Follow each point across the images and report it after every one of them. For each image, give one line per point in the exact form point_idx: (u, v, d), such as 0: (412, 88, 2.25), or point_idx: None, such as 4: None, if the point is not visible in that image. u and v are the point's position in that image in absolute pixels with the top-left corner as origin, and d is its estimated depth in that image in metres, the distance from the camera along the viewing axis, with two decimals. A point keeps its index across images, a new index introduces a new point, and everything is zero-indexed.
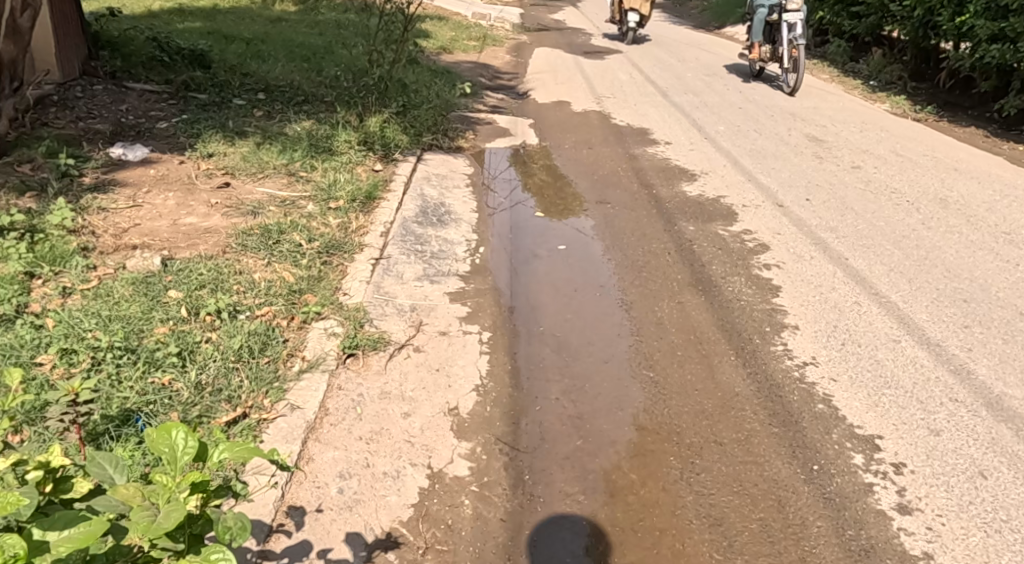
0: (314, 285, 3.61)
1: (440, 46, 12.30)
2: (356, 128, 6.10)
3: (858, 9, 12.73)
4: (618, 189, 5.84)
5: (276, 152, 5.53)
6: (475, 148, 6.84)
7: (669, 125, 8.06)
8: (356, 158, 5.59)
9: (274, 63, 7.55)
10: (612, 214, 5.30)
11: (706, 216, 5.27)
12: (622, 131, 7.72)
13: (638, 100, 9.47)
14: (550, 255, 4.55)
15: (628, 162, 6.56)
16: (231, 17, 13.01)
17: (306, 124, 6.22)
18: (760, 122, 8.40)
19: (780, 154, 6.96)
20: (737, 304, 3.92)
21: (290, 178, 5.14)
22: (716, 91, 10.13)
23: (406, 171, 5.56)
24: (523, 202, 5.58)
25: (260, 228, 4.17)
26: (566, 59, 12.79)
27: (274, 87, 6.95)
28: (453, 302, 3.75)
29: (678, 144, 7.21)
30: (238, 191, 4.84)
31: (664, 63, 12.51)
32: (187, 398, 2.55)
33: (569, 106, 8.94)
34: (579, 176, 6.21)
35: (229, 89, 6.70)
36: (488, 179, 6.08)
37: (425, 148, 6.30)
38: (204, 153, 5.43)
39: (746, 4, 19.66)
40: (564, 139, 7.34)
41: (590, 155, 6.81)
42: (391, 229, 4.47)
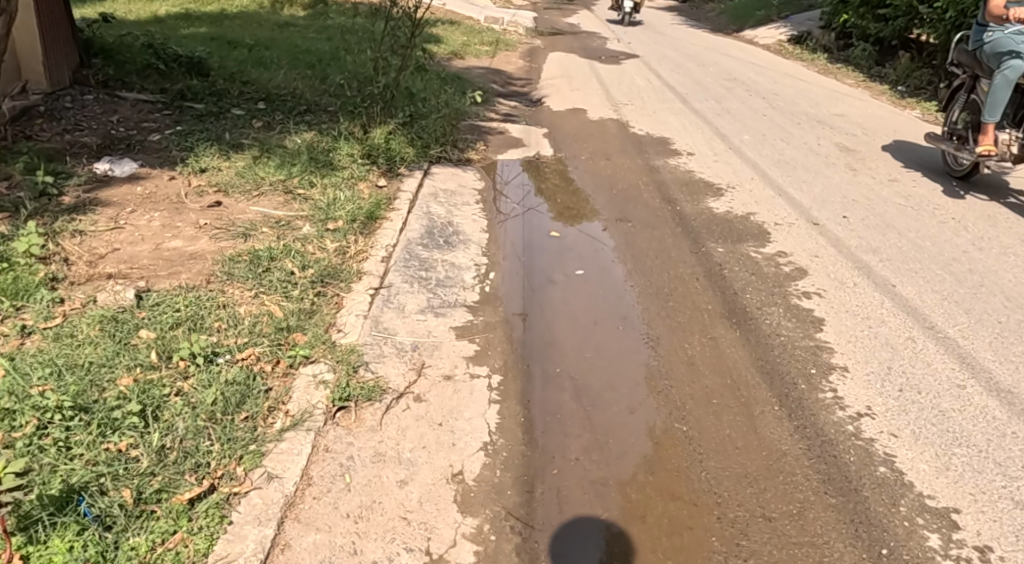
0: (304, 321, 3.25)
1: (450, 50, 11.95)
2: (360, 141, 5.75)
3: (885, 12, 12.34)
4: (639, 205, 5.44)
5: (273, 167, 5.18)
6: (486, 160, 6.46)
7: (691, 134, 7.65)
8: (359, 173, 5.24)
9: (276, 70, 7.22)
10: (634, 233, 4.89)
11: (736, 235, 4.86)
12: (641, 140, 7.34)
13: (657, 107, 9.06)
14: (567, 281, 4.15)
15: (649, 175, 6.16)
16: (238, 22, 12.72)
17: (307, 137, 5.87)
18: (787, 130, 7.98)
19: (811, 166, 6.54)
20: (776, 340, 3.51)
21: (287, 196, 4.78)
22: (738, 97, 9.73)
23: (411, 187, 5.20)
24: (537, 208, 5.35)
25: (249, 254, 3.81)
26: (581, 64, 12.42)
27: (275, 96, 6.61)
28: (459, 339, 3.37)
29: (702, 155, 6.81)
30: (230, 210, 4.49)
31: (682, 68, 12.12)
32: (144, 469, 2.18)
33: (584, 114, 8.56)
34: (597, 190, 5.82)
35: (227, 99, 6.36)
36: (499, 189, 5.74)
37: (433, 161, 5.94)
38: (196, 168, 5.09)
39: (765, 6, 19.23)
40: (580, 150, 6.95)
41: (608, 167, 6.42)
42: (393, 254, 4.10)
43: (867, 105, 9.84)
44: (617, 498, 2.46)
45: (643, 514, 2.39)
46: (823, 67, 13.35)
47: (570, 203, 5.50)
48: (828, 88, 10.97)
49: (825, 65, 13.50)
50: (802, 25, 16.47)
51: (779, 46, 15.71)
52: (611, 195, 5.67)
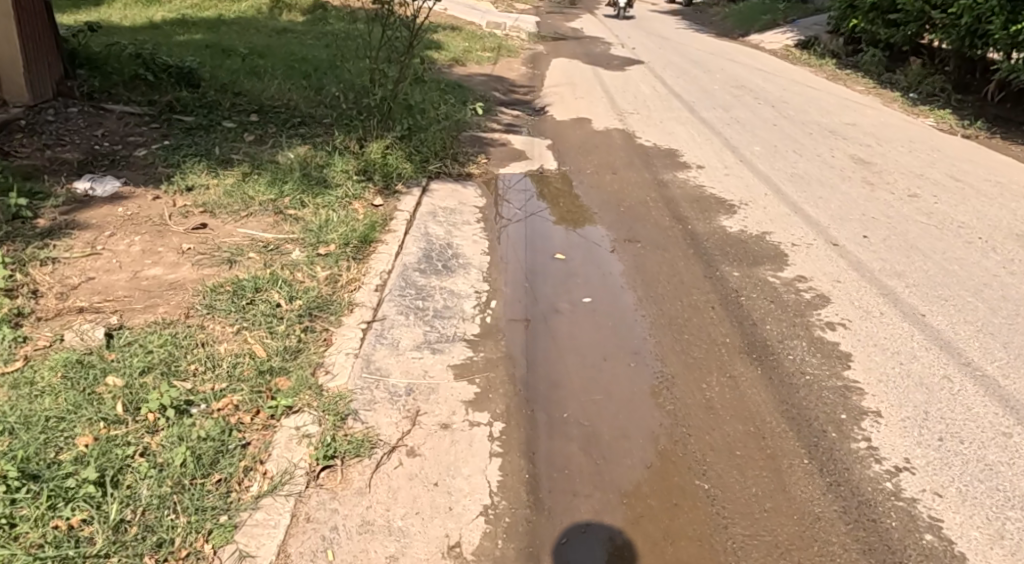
0: (289, 362, 2.98)
1: (451, 57, 11.71)
2: (356, 157, 5.50)
3: (895, 17, 12.16)
4: (649, 223, 5.18)
5: (263, 185, 4.93)
6: (487, 174, 6.21)
7: (700, 145, 7.39)
8: (353, 191, 4.99)
9: (270, 80, 6.98)
10: (643, 255, 4.63)
11: (752, 257, 4.60)
12: (648, 152, 7.08)
13: (664, 116, 8.81)
14: (573, 309, 3.89)
15: (658, 191, 5.90)
16: (236, 29, 12.50)
17: (300, 151, 5.62)
18: (799, 141, 7.73)
19: (826, 180, 6.28)
20: (801, 379, 3.24)
21: (277, 216, 4.53)
22: (747, 106, 9.48)
23: (409, 206, 4.95)
24: (539, 212, 5.43)
25: (233, 283, 3.55)
26: (584, 71, 12.18)
27: (268, 108, 6.36)
28: (458, 379, 3.11)
29: (712, 169, 6.55)
30: (217, 233, 4.24)
31: (688, 74, 11.87)
32: (96, 552, 1.98)
33: (589, 124, 8.31)
34: (603, 206, 5.56)
35: (218, 111, 6.11)
36: (499, 196, 5.72)
37: (432, 177, 5.70)
38: (182, 186, 4.84)
39: (771, 11, 18.97)
40: (585, 163, 6.70)
41: (615, 181, 6.16)
42: (387, 282, 3.84)
43: (879, 113, 9.57)
44: (625, 534, 2.36)
45: (645, 519, 2.42)
46: (831, 73, 13.08)
47: (575, 220, 5.25)
48: (838, 95, 10.71)
49: (833, 71, 13.24)
50: (809, 30, 16.21)
51: (786, 51, 15.45)
52: (619, 212, 5.41)
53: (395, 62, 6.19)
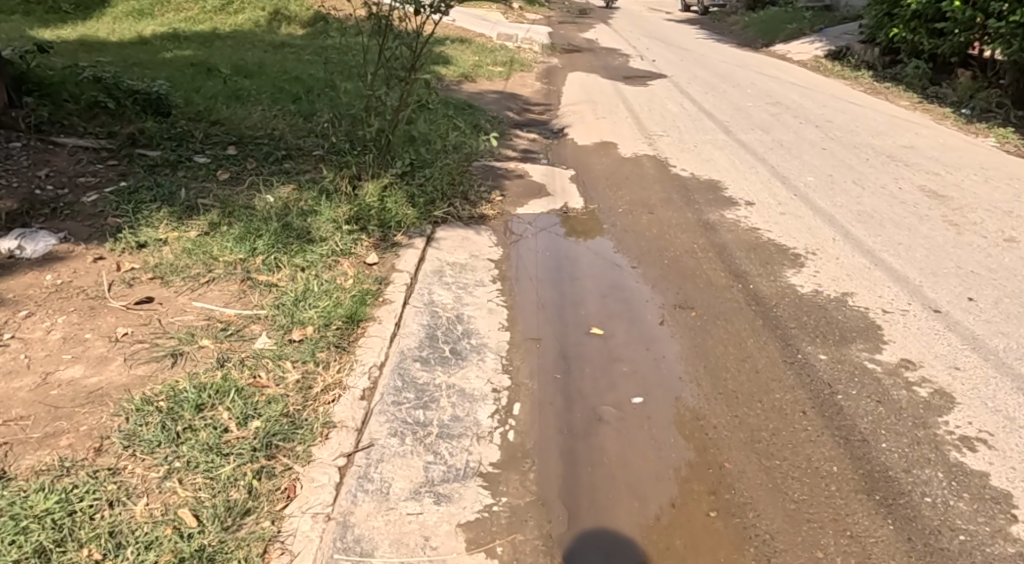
0: (227, 539, 2.10)
1: (460, 73, 10.86)
2: (348, 202, 4.63)
3: (942, 26, 11.22)
4: (702, 280, 4.28)
5: (233, 239, 4.04)
6: (503, 215, 5.32)
7: (745, 175, 6.48)
8: (342, 246, 4.11)
9: (254, 104, 6.13)
10: (700, 330, 3.70)
11: (837, 331, 3.69)
12: (687, 185, 6.18)
13: (697, 139, 7.90)
14: (621, 416, 2.97)
15: (706, 236, 5.00)
16: (230, 44, 11.70)
17: (282, 194, 4.75)
18: (856, 168, 6.82)
19: (900, 219, 5.37)
20: (955, 547, 2.34)
21: (245, 283, 3.64)
22: (788, 126, 8.60)
23: (410, 265, 4.07)
24: (556, 235, 5.08)
25: (170, 392, 2.64)
26: (604, 86, 11.30)
27: (248, 140, 5.49)
28: (472, 550, 2.22)
29: (764, 205, 5.64)
30: (165, 310, 3.36)
31: (717, 90, 10.99)
32: None
33: (615, 149, 7.42)
34: (643, 257, 4.65)
35: (189, 145, 5.25)
36: (517, 221, 5.27)
37: (438, 222, 4.82)
38: (133, 242, 3.95)
39: (795, 22, 18.11)
40: (615, 199, 5.79)
41: (653, 223, 5.25)
42: (379, 383, 2.94)
43: (934, 132, 8.62)
44: None
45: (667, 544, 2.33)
46: (869, 87, 12.15)
47: (605, 254, 4.72)
48: (885, 112, 9.78)
49: (872, 84, 12.29)
50: (839, 41, 15.28)
51: (816, 62, 14.51)
52: (663, 266, 4.49)
53: (394, 86, 5.31)
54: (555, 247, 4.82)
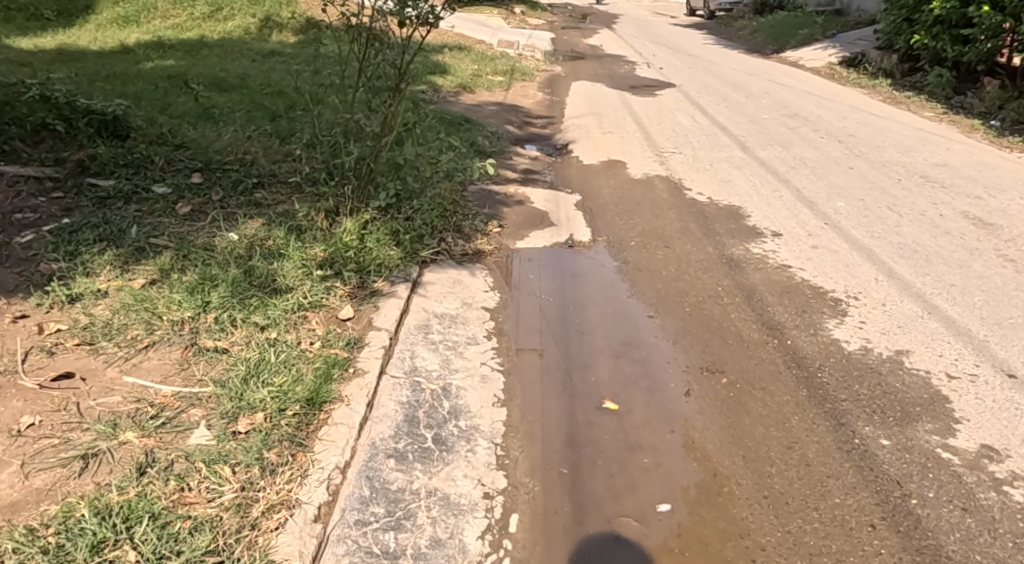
0: None
1: (458, 83, 10.29)
2: (322, 242, 4.06)
3: (967, 32, 10.63)
4: (731, 335, 3.68)
5: (184, 292, 3.46)
6: (501, 251, 4.74)
7: (768, 199, 5.90)
8: (311, 300, 3.53)
9: (226, 124, 5.56)
10: (733, 404, 3.11)
11: (897, 403, 3.10)
12: (705, 212, 5.60)
13: (712, 157, 7.32)
14: (645, 535, 2.38)
15: (730, 277, 4.41)
16: (218, 52, 11.15)
17: (248, 233, 4.18)
18: (889, 190, 6.23)
19: (947, 253, 4.78)
20: None
21: (190, 349, 3.06)
22: (810, 142, 8.00)
23: (390, 320, 3.48)
24: (561, 274, 4.47)
25: (65, 521, 2.11)
26: (610, 96, 10.73)
27: (215, 165, 4.91)
28: None
29: (793, 237, 5.05)
30: (87, 389, 2.78)
31: (730, 101, 10.41)
32: None
33: (623, 169, 6.84)
34: (661, 303, 4.06)
35: (147, 173, 4.67)
36: (516, 258, 4.67)
37: (425, 263, 4.23)
38: (63, 296, 3.37)
39: (806, 27, 17.55)
40: (626, 229, 5.22)
41: (669, 260, 4.66)
42: (340, 493, 2.39)
43: (967, 148, 8.03)
44: None
45: None
46: (889, 96, 11.55)
47: (617, 299, 4.12)
48: (910, 124, 9.19)
49: (891, 93, 11.70)
50: (853, 47, 14.68)
51: (830, 69, 13.92)
52: (686, 316, 3.89)
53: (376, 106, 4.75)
54: (559, 292, 4.22)
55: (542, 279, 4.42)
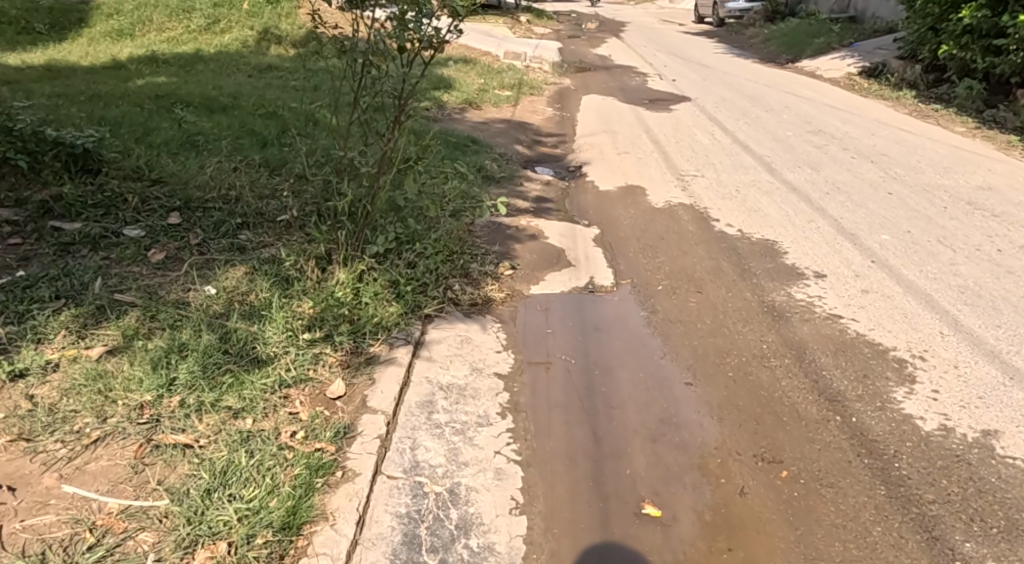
0: None
1: (464, 99, 9.82)
2: (311, 297, 3.56)
3: (999, 42, 10.14)
4: (785, 410, 3.17)
5: (147, 365, 2.96)
6: (514, 299, 4.24)
7: (805, 232, 5.39)
8: (297, 373, 3.03)
9: (211, 153, 5.08)
10: (801, 508, 2.59)
11: (998, 509, 2.58)
12: (737, 247, 5.10)
13: (738, 181, 6.80)
14: None
15: (774, 332, 3.90)
16: (213, 67, 10.69)
17: (228, 286, 3.67)
18: (937, 219, 5.71)
19: (1015, 299, 4.27)
20: None
21: (146, 446, 2.55)
22: (841, 163, 7.49)
23: (388, 398, 2.98)
24: (582, 327, 3.96)
25: None
26: (623, 112, 10.24)
27: (195, 205, 4.41)
28: None
29: (839, 280, 4.55)
30: (14, 507, 2.27)
31: (749, 116, 9.91)
32: None
33: (644, 196, 6.34)
34: (701, 366, 3.53)
35: (118, 214, 4.18)
36: (530, 308, 4.17)
37: (429, 318, 3.73)
38: (5, 372, 2.86)
39: (822, 35, 17.07)
40: (651, 269, 4.71)
41: (704, 309, 4.15)
42: None
43: (1010, 168, 7.51)
44: None
45: None
46: (915, 109, 11.03)
47: (648, 360, 3.60)
48: (944, 141, 8.68)
49: (916, 106, 11.19)
50: (873, 57, 14.17)
51: (849, 79, 13.42)
52: (731, 385, 3.37)
53: (373, 139, 4.24)
54: (581, 350, 3.70)
55: (561, 333, 3.90)
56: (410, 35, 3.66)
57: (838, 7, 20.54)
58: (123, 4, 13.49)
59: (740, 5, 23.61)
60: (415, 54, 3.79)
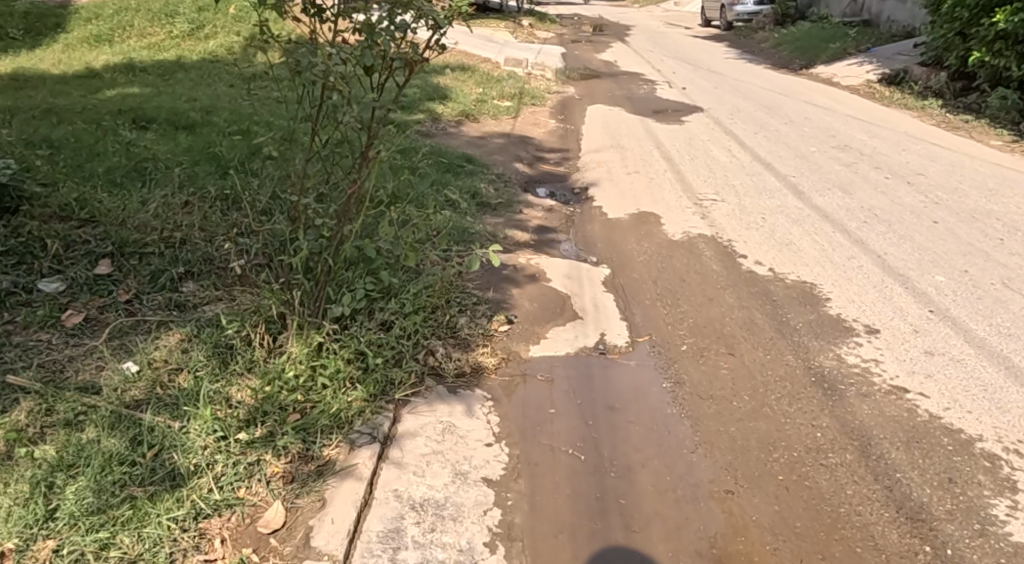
0: None
1: (460, 110, 9.12)
2: (256, 377, 2.87)
3: None
4: (859, 537, 2.46)
5: (23, 488, 2.25)
6: (509, 365, 3.53)
7: (847, 273, 4.67)
8: (222, 496, 2.34)
9: (160, 183, 4.39)
10: None
11: None
12: (771, 293, 4.39)
13: (762, 207, 6.10)
14: None
15: (829, 413, 3.17)
16: (193, 76, 10.00)
17: (154, 360, 2.98)
18: (995, 254, 5.01)
19: None
20: None
21: None
22: (875, 184, 6.79)
23: (338, 532, 2.29)
24: (591, 403, 3.25)
25: None
26: (631, 124, 9.54)
27: (131, 249, 3.72)
28: None
29: (896, 337, 3.84)
30: None
31: (768, 129, 9.21)
32: None
33: (658, 226, 5.64)
34: (742, 467, 2.81)
35: (35, 266, 3.50)
36: (528, 377, 3.45)
37: (402, 400, 3.02)
38: None
39: (837, 40, 16.38)
40: (672, 324, 4.00)
41: (738, 379, 3.42)
42: None
43: None
44: None
45: None
46: (944, 120, 10.31)
47: (675, 455, 2.89)
48: (983, 156, 7.98)
49: (945, 116, 10.47)
50: (893, 64, 13.45)
51: (869, 87, 12.71)
52: (784, 495, 2.65)
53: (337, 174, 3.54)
54: (590, 439, 2.98)
55: (565, 412, 3.19)
56: (377, 52, 2.95)
57: (852, 11, 19.83)
58: (104, 9, 12.83)
59: (749, 8, 22.90)
60: (385, 76, 3.08)
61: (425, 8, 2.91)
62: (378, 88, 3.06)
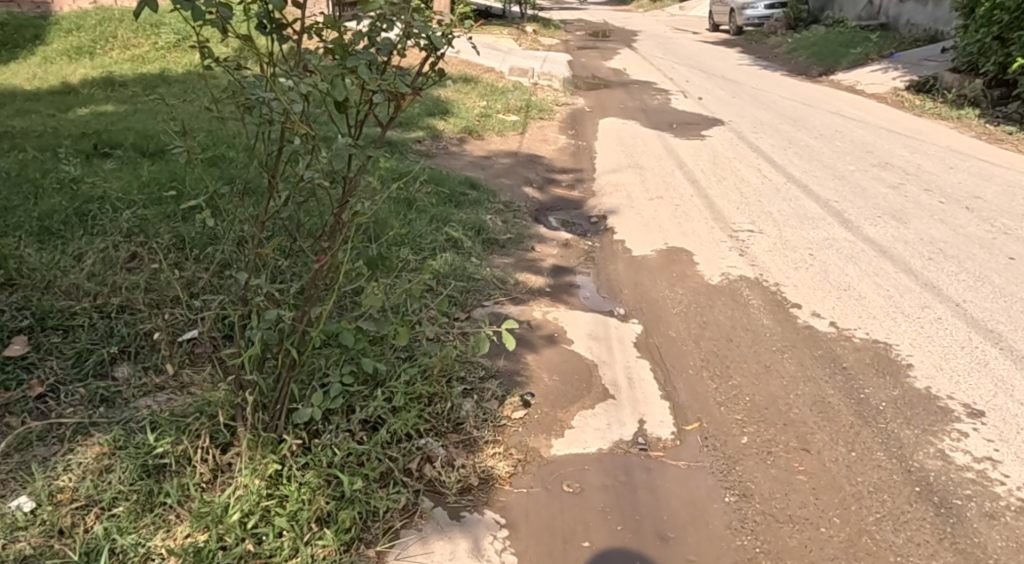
0: None
1: (463, 126, 8.40)
2: (191, 521, 2.16)
3: None
4: None
5: None
6: (527, 468, 2.78)
7: (925, 330, 3.94)
8: None
9: (105, 229, 3.66)
10: None
11: None
12: (840, 359, 3.64)
13: (809, 240, 5.36)
14: None
15: (950, 546, 2.44)
16: (176, 90, 9.29)
17: (58, 491, 2.24)
18: None
19: None
20: None
21: None
22: (930, 210, 6.05)
23: None
24: (634, 528, 2.51)
25: None
26: (647, 139, 8.82)
27: (53, 323, 2.98)
28: None
29: (1007, 425, 3.10)
30: None
31: (798, 144, 8.48)
32: None
33: (692, 266, 4.90)
34: None
35: None
36: (550, 484, 2.71)
37: (387, 541, 2.29)
38: None
39: (856, 45, 15.67)
40: (725, 405, 3.24)
41: (823, 491, 2.68)
42: None
43: None
44: None
45: None
46: (984, 131, 9.59)
47: None
48: None
49: (985, 127, 9.75)
50: (921, 71, 12.72)
51: (896, 95, 11.98)
52: None
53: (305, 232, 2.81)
54: None
55: (601, 541, 2.45)
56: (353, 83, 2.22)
57: (867, 15, 19.14)
58: (86, 19, 12.15)
59: (759, 12, 22.18)
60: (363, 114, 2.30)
61: (417, 25, 2.15)
62: (353, 128, 2.32)
